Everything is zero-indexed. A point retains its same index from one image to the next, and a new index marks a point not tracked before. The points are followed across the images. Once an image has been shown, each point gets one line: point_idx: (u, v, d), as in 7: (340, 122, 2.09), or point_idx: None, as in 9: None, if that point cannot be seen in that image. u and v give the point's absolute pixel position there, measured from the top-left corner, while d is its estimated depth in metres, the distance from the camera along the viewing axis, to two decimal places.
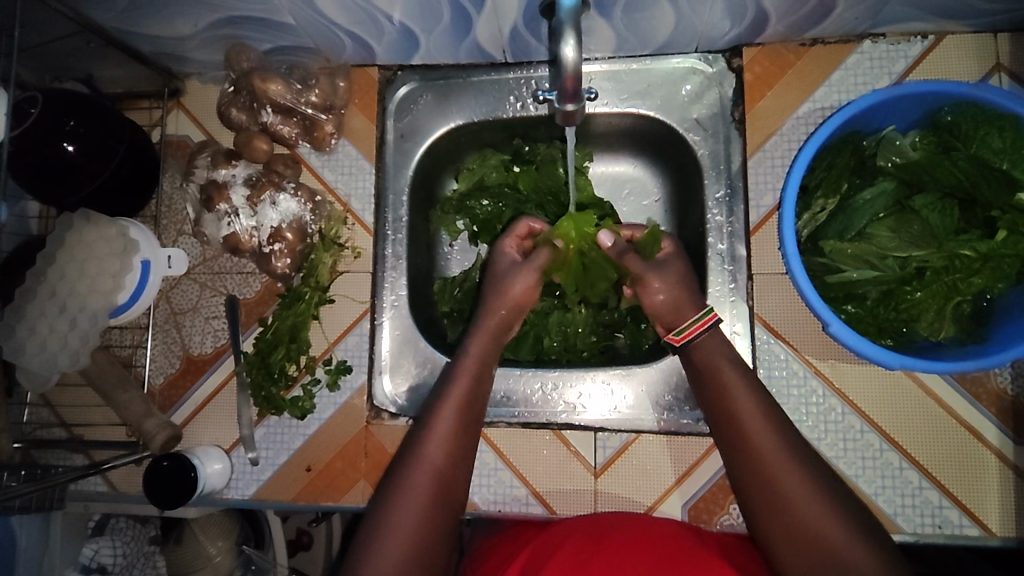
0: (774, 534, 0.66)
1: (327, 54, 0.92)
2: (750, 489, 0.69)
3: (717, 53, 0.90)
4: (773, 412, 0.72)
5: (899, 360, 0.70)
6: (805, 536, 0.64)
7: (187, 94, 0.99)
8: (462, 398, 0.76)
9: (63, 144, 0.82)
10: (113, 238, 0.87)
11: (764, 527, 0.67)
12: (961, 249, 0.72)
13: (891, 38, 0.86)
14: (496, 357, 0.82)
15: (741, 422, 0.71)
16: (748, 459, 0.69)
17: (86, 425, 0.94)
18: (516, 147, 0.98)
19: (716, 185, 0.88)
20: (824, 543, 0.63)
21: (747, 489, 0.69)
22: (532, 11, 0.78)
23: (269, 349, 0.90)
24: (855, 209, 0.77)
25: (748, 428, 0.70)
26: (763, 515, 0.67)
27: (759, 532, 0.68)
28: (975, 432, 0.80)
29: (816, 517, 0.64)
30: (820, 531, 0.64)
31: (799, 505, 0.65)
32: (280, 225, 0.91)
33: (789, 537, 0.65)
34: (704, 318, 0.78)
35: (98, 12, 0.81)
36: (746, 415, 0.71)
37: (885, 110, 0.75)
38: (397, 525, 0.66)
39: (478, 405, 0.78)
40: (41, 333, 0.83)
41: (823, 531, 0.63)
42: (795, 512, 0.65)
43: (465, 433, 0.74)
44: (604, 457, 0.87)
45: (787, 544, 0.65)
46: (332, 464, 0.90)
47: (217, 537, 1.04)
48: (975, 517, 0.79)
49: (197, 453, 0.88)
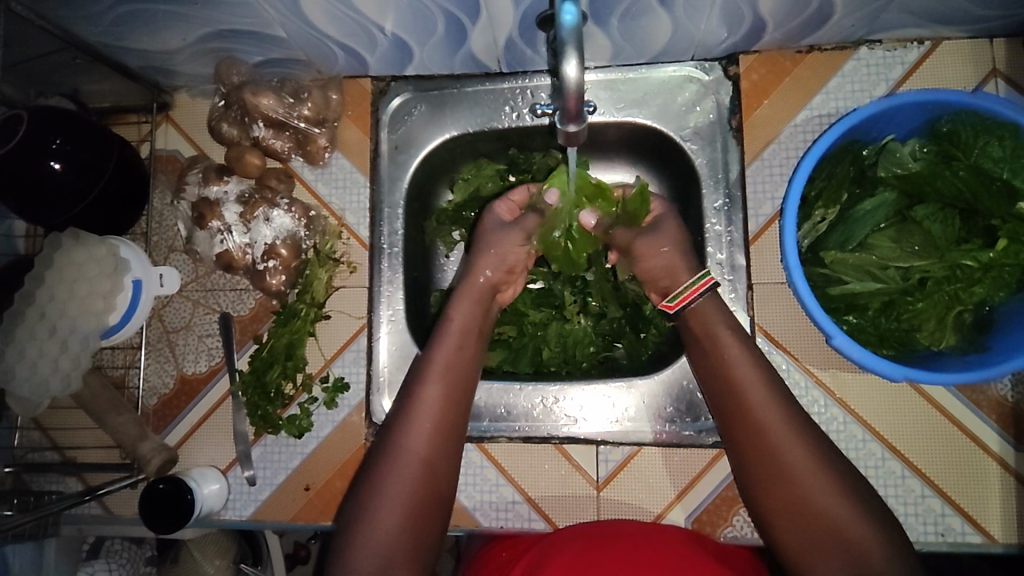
0: (774, 513, 0.67)
1: (319, 67, 0.90)
2: (750, 468, 0.69)
3: (714, 61, 0.89)
4: (775, 383, 0.71)
5: (902, 371, 0.70)
6: (805, 515, 0.64)
7: (177, 108, 0.97)
8: (446, 363, 0.75)
9: (49, 162, 0.80)
10: (103, 258, 0.85)
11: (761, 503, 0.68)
12: (963, 259, 0.71)
13: (888, 44, 0.86)
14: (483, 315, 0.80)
15: (743, 396, 0.70)
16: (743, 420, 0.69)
17: (80, 448, 0.92)
18: (511, 157, 0.97)
19: (714, 195, 0.87)
20: (825, 523, 0.63)
21: (749, 465, 0.69)
22: (527, 22, 0.77)
23: (264, 367, 0.88)
24: (855, 219, 0.77)
25: (749, 401, 0.69)
26: (764, 493, 0.67)
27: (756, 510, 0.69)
28: (977, 440, 0.80)
29: (818, 494, 0.64)
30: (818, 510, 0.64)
31: (803, 483, 0.65)
32: (274, 241, 0.90)
33: (786, 515, 0.66)
34: (699, 282, 0.76)
35: (84, 28, 0.80)
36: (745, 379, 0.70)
37: (885, 120, 0.75)
38: (384, 523, 0.65)
39: (464, 368, 0.76)
40: (32, 356, 0.81)
41: (823, 510, 0.64)
42: (797, 490, 0.65)
43: (453, 396, 0.73)
44: (606, 470, 0.87)
45: (785, 522, 0.66)
46: (331, 483, 0.89)
47: (214, 556, 1.02)
48: (978, 525, 0.79)
49: (193, 474, 0.87)
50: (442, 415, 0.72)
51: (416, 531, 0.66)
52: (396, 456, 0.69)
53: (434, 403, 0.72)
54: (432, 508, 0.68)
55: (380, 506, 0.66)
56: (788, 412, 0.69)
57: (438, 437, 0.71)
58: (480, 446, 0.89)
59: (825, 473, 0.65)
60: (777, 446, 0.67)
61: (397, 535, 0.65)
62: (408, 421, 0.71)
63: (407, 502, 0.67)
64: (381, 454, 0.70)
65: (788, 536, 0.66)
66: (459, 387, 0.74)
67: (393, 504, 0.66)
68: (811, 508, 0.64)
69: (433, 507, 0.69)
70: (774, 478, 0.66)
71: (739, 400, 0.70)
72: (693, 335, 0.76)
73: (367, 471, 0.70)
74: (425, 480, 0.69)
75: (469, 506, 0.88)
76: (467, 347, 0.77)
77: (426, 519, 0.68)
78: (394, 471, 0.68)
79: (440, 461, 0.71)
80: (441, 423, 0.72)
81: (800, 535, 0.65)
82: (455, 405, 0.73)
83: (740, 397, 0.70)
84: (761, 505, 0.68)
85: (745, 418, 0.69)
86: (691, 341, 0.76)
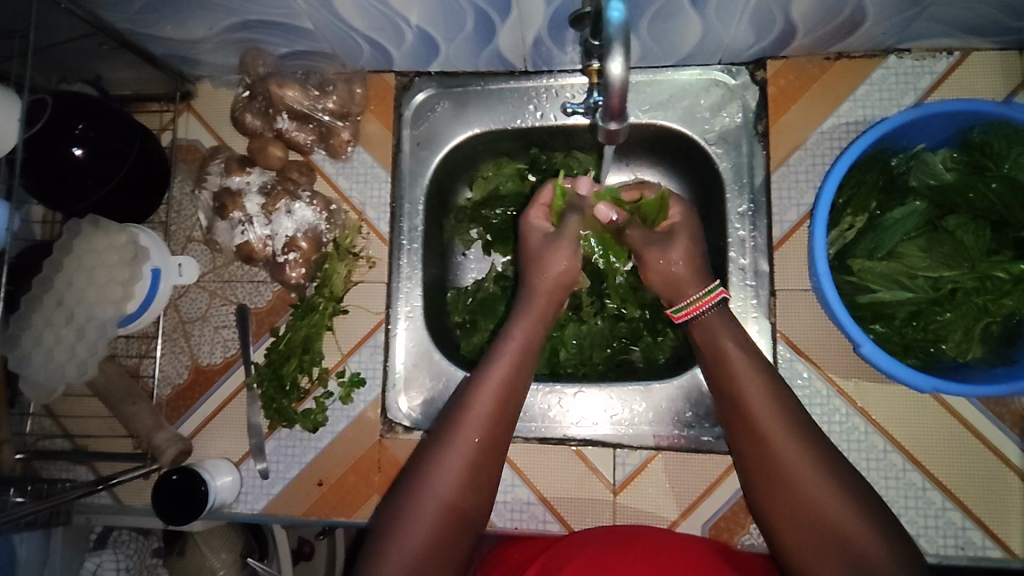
0: (782, 525, 0.65)
1: (344, 60, 0.90)
2: (756, 467, 0.68)
3: (741, 66, 0.88)
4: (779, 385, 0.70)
5: (931, 382, 0.69)
6: (803, 514, 0.64)
7: (199, 98, 0.97)
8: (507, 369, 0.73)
9: (72, 148, 0.79)
10: (122, 246, 0.85)
11: (764, 503, 0.67)
12: (994, 271, 0.71)
13: (916, 53, 0.85)
14: (539, 307, 0.79)
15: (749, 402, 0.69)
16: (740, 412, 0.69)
17: (92, 436, 0.92)
18: (533, 156, 0.96)
19: (738, 199, 0.86)
20: (823, 527, 0.63)
21: (747, 466, 0.69)
22: (559, 19, 0.76)
23: (280, 360, 0.88)
24: (885, 227, 0.76)
25: (750, 403, 0.69)
26: (771, 497, 0.66)
27: (759, 508, 0.68)
28: (998, 452, 0.79)
29: (813, 491, 0.64)
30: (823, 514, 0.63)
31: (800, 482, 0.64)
32: (295, 233, 0.89)
33: (793, 521, 0.65)
34: (711, 294, 0.76)
35: (110, 14, 0.79)
36: (740, 371, 0.71)
37: (916, 129, 0.75)
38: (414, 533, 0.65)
39: (524, 379, 0.74)
40: (48, 343, 0.81)
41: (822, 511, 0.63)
42: (801, 499, 0.64)
43: (510, 404, 0.72)
44: (623, 474, 0.86)
45: (787, 522, 0.65)
46: (344, 478, 0.88)
47: (221, 550, 1.00)
48: (998, 538, 0.78)
49: (206, 466, 0.86)
50: (492, 422, 0.70)
51: (451, 524, 0.66)
52: (450, 446, 0.68)
53: (486, 406, 0.70)
54: (462, 518, 0.67)
55: (411, 505, 0.66)
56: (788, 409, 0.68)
57: (493, 434, 0.70)
58: None
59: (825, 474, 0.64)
60: (774, 443, 0.66)
61: (424, 545, 0.64)
62: (458, 424, 0.69)
63: (440, 511, 0.66)
64: (434, 442, 0.69)
65: (788, 537, 0.65)
66: (521, 377, 0.74)
67: (426, 510, 0.66)
68: (807, 510, 0.64)
69: (474, 502, 0.68)
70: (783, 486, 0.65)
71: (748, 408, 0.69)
72: (704, 345, 0.75)
73: (419, 457, 0.70)
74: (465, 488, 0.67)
75: None
76: (526, 361, 0.75)
77: (458, 523, 0.67)
78: (441, 476, 0.67)
79: (484, 470, 0.69)
80: (494, 423, 0.70)
81: (800, 537, 0.64)
82: (502, 417, 0.71)
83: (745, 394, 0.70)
84: (767, 510, 0.67)
85: (742, 418, 0.69)
86: (698, 345, 0.76)
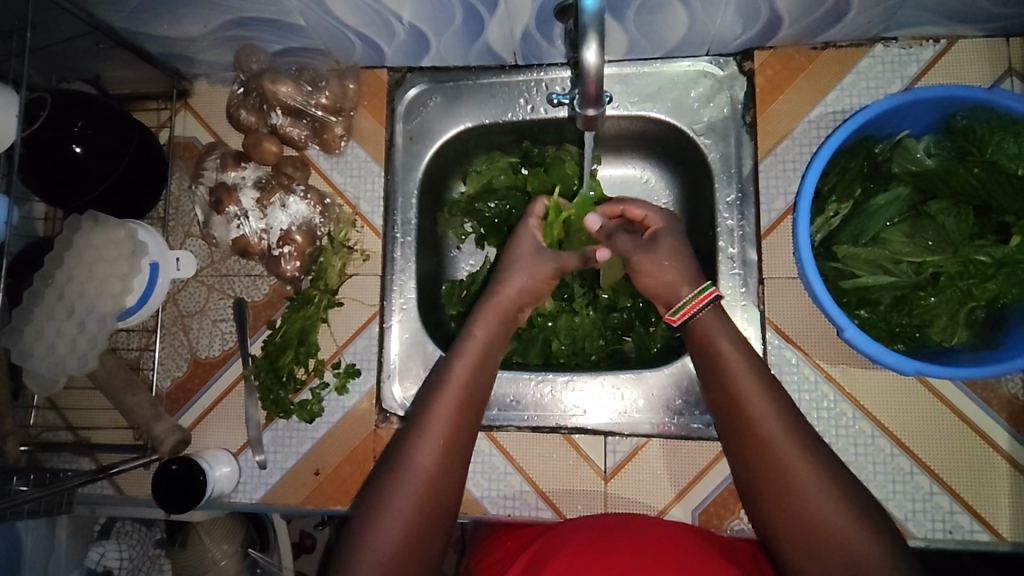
0: (775, 523, 0.65)
1: (337, 56, 0.92)
2: (752, 468, 0.67)
3: (728, 57, 0.89)
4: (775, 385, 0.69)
5: (913, 364, 0.70)
6: (795, 513, 0.63)
7: (195, 95, 0.99)
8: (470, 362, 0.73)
9: (72, 146, 0.81)
10: (121, 241, 0.86)
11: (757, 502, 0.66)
12: (976, 254, 0.72)
13: (903, 42, 0.86)
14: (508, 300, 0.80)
15: (751, 403, 0.68)
16: (737, 411, 0.69)
17: (95, 428, 0.93)
18: (525, 149, 0.97)
19: (726, 189, 0.87)
20: (817, 524, 0.62)
21: (740, 465, 0.68)
22: (545, 13, 0.78)
23: (277, 352, 0.89)
24: (868, 213, 0.77)
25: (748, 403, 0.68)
26: (761, 497, 0.66)
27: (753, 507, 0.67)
28: (986, 437, 0.80)
29: (808, 490, 0.63)
30: (818, 514, 0.62)
31: (793, 481, 0.64)
32: (289, 227, 0.91)
33: (785, 519, 0.64)
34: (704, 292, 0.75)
35: (108, 14, 0.81)
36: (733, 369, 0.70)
37: (898, 116, 0.76)
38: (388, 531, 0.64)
39: (489, 371, 0.75)
40: (50, 336, 0.82)
41: (817, 513, 0.62)
42: (795, 498, 0.63)
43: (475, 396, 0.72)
44: (614, 461, 0.87)
45: (780, 520, 0.64)
46: (340, 468, 0.90)
47: (223, 540, 1.02)
48: (985, 522, 0.78)
49: (206, 456, 0.88)
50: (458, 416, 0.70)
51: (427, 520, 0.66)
52: (419, 443, 0.68)
53: (454, 403, 0.70)
54: (437, 514, 0.67)
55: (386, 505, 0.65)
56: (784, 410, 0.68)
57: (461, 428, 0.70)
58: (490, 435, 0.89)
59: (819, 475, 0.64)
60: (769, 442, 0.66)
61: (400, 543, 0.64)
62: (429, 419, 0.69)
63: (415, 508, 0.65)
64: (403, 440, 0.69)
65: (783, 536, 0.64)
66: (485, 371, 0.74)
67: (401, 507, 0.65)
68: (800, 509, 0.63)
69: (448, 496, 0.68)
70: (773, 485, 0.65)
71: (748, 410, 0.68)
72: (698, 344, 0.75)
73: (389, 455, 0.69)
74: (436, 484, 0.67)
75: (477, 495, 0.89)
76: (488, 358, 0.75)
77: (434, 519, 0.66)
78: (411, 473, 0.66)
79: (455, 464, 0.69)
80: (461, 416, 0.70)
81: (794, 536, 0.63)
82: (467, 414, 0.71)
83: (739, 394, 0.69)
84: (758, 509, 0.66)
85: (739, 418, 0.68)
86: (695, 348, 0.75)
